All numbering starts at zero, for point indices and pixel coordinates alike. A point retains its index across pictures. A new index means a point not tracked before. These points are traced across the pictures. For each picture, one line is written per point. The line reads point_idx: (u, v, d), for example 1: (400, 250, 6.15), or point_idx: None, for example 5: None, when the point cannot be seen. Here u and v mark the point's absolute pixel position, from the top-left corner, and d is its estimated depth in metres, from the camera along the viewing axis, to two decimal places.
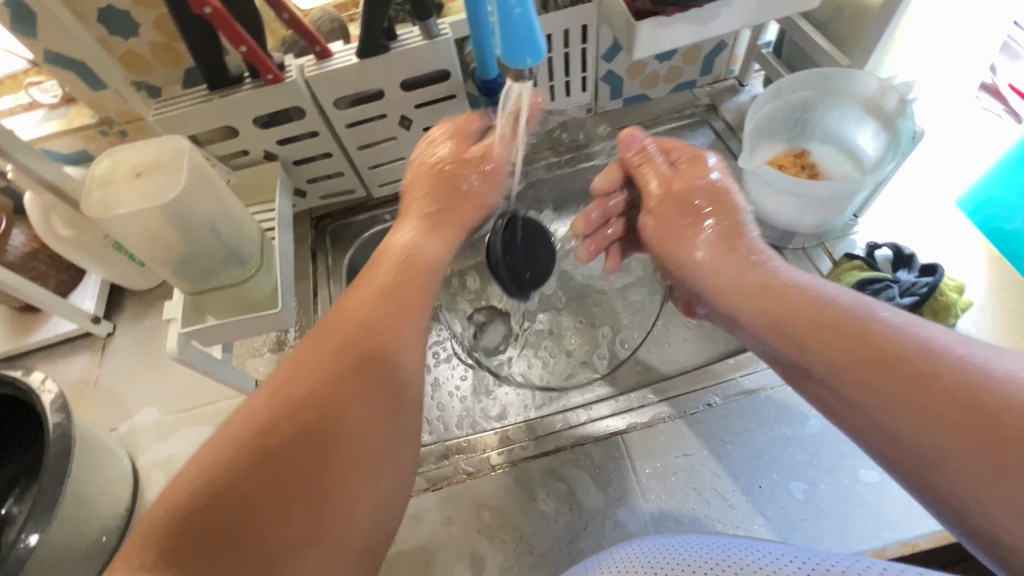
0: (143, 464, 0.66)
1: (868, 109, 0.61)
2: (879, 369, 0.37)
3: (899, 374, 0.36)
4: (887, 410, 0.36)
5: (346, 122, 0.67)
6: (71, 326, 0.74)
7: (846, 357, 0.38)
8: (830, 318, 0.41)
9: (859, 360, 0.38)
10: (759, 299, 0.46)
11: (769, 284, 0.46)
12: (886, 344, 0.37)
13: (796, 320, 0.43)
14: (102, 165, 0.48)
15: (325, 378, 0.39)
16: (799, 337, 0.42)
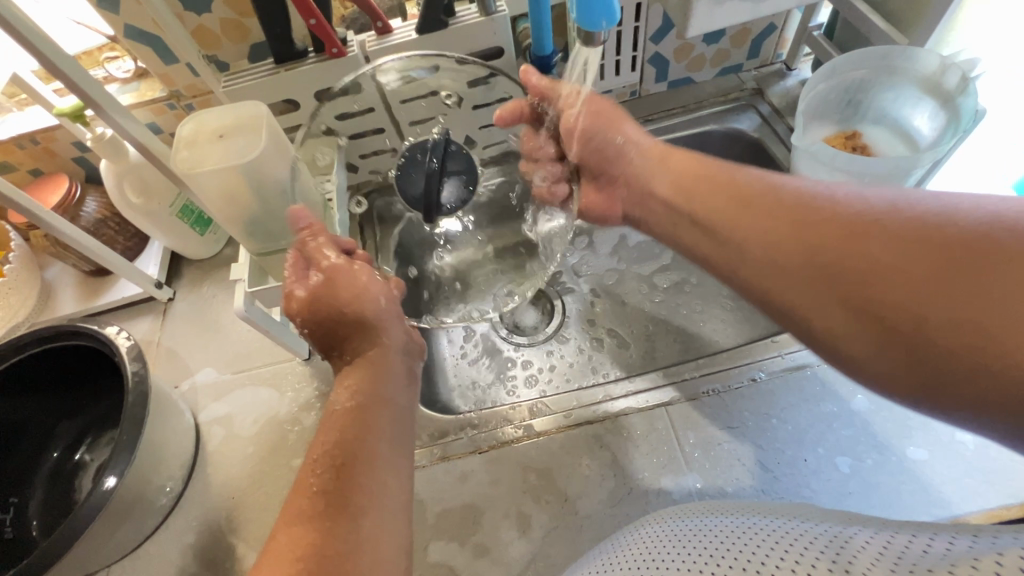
0: (203, 420, 0.69)
1: (926, 88, 0.60)
2: (792, 228, 0.41)
3: (817, 227, 0.40)
4: (801, 264, 0.40)
5: (400, 98, 0.70)
6: (136, 290, 0.78)
7: (744, 220, 0.45)
8: (754, 192, 0.46)
9: (755, 218, 0.45)
10: (676, 176, 0.55)
11: (709, 176, 0.52)
12: (788, 202, 0.43)
13: (725, 200, 0.48)
14: (188, 126, 0.50)
15: (325, 464, 0.40)
16: (718, 216, 0.48)
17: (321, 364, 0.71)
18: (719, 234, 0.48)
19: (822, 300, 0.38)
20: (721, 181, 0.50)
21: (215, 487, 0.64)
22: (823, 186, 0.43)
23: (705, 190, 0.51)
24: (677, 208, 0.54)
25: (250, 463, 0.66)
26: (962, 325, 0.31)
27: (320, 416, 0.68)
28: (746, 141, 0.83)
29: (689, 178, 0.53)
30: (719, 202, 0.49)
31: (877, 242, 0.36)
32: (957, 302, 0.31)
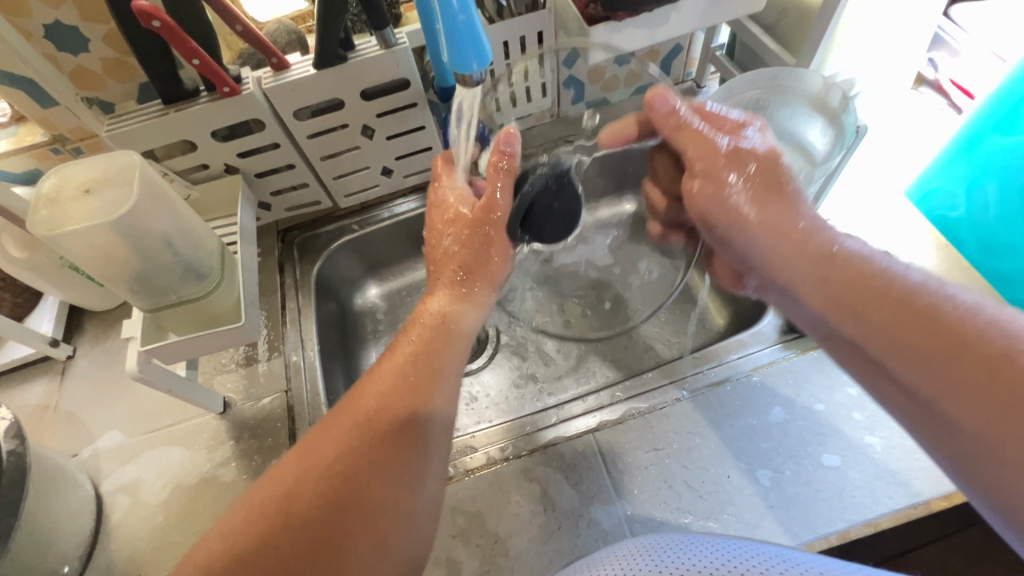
0: (107, 490, 0.64)
1: (816, 106, 0.63)
2: (942, 356, 0.37)
3: (987, 368, 0.35)
4: (951, 398, 0.36)
5: (307, 133, 0.67)
6: (28, 351, 0.71)
7: (929, 363, 0.38)
8: (898, 296, 0.41)
9: (944, 370, 0.37)
10: (827, 278, 0.45)
11: (851, 265, 0.44)
12: (980, 354, 0.36)
13: (866, 300, 0.42)
14: (49, 181, 0.46)
15: (361, 434, 0.42)
16: (864, 317, 0.42)
17: (238, 416, 0.67)
18: (889, 368, 0.41)
19: (969, 440, 0.36)
20: (856, 276, 0.43)
21: (119, 563, 0.59)
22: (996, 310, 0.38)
23: (834, 289, 0.44)
24: (797, 292, 0.47)
25: (160, 533, 0.60)
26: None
27: (237, 474, 0.63)
28: None
29: (849, 292, 0.43)
30: (838, 300, 0.44)
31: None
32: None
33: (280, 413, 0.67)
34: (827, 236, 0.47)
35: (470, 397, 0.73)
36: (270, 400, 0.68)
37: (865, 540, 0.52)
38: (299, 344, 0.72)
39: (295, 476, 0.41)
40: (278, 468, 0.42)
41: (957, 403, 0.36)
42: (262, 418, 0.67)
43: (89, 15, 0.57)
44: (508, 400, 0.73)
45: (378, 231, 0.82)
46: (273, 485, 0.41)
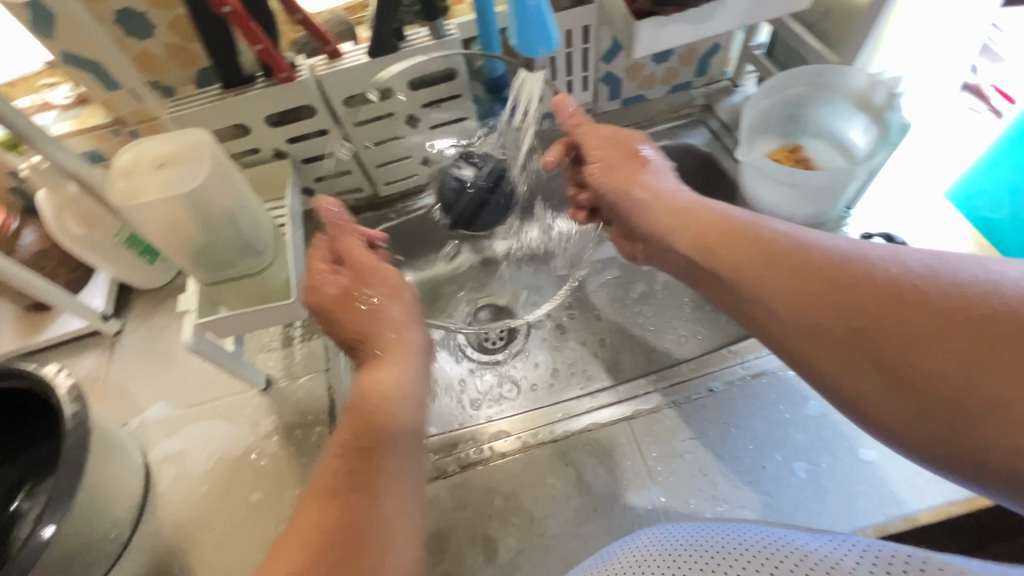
0: (154, 459, 0.66)
1: (858, 104, 0.63)
2: (784, 275, 0.42)
3: (824, 282, 0.40)
4: (786, 304, 0.41)
5: (355, 120, 0.69)
6: (81, 324, 0.74)
7: (765, 278, 0.43)
8: (742, 232, 0.46)
9: (776, 279, 0.42)
10: (687, 224, 0.51)
11: (709, 216, 0.50)
12: (804, 260, 0.42)
13: (718, 240, 0.47)
14: (125, 156, 0.49)
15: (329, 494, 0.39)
16: (723, 259, 0.46)
17: (280, 393, 0.69)
18: (736, 287, 0.46)
19: (803, 341, 0.41)
20: (713, 224, 0.49)
21: (166, 529, 0.61)
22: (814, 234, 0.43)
23: (701, 236, 0.49)
24: (669, 246, 0.52)
25: (205, 502, 0.63)
26: (947, 382, 0.33)
27: (279, 448, 0.65)
28: (698, 155, 0.86)
29: (709, 233, 0.48)
30: (700, 244, 0.49)
31: (879, 298, 0.37)
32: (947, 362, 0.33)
33: (320, 391, 0.69)
34: (687, 198, 0.53)
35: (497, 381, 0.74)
36: (311, 379, 0.70)
37: (902, 535, 0.52)
38: None
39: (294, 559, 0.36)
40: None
41: (802, 314, 0.40)
42: (303, 396, 0.69)
43: (157, 2, 0.59)
44: (538, 386, 0.73)
45: None
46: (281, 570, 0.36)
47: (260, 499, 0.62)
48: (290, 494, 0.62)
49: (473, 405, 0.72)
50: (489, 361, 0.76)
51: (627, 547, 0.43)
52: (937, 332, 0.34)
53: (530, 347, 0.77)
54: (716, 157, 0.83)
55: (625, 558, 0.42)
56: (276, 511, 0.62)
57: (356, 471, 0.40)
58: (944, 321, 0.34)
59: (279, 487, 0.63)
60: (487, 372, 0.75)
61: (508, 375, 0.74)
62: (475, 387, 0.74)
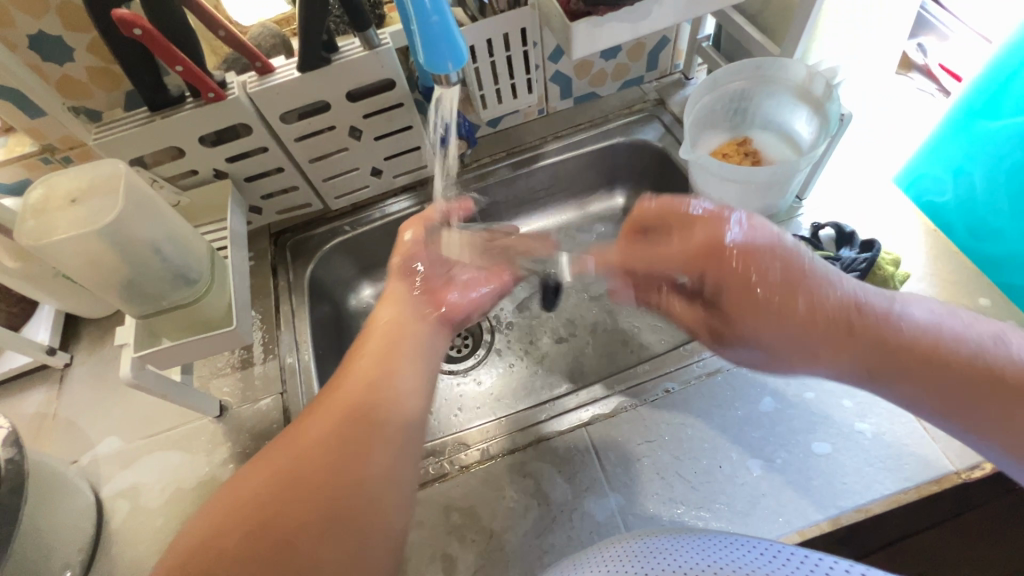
0: (107, 494, 0.64)
1: (800, 96, 0.63)
2: (824, 333, 0.47)
3: (864, 344, 0.45)
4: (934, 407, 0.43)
5: (295, 136, 0.68)
6: (25, 360, 0.72)
7: (916, 378, 0.43)
8: (782, 287, 0.49)
9: (926, 380, 0.43)
10: (803, 316, 0.48)
11: (827, 301, 0.47)
12: (950, 358, 0.42)
13: (845, 333, 0.46)
14: (35, 193, 0.47)
15: (345, 418, 0.43)
16: (864, 361, 0.45)
17: (235, 419, 0.68)
18: (874, 383, 0.45)
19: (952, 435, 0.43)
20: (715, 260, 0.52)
21: (122, 566, 0.60)
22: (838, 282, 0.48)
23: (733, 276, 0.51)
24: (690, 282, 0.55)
25: (161, 537, 0.61)
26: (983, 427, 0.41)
27: (236, 475, 0.64)
28: (653, 151, 0.85)
29: (823, 327, 0.47)
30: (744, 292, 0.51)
31: (911, 358, 0.43)
32: (985, 413, 0.40)
33: (277, 414, 0.68)
34: (784, 246, 0.50)
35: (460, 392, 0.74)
36: (266, 402, 0.69)
37: (856, 525, 0.53)
38: (294, 347, 0.73)
39: (286, 447, 0.41)
40: (269, 458, 0.41)
41: (842, 360, 0.46)
42: (259, 420, 0.67)
43: (73, 25, 0.57)
44: (500, 395, 0.73)
45: (369, 232, 0.83)
46: (262, 479, 0.39)
47: None
48: None
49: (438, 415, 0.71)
50: (454, 372, 0.75)
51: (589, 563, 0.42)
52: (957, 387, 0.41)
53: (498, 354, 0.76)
54: (670, 152, 0.83)
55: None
56: None
57: (362, 419, 0.43)
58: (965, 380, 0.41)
59: None
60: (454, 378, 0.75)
61: (472, 385, 0.74)
62: (441, 397, 0.74)
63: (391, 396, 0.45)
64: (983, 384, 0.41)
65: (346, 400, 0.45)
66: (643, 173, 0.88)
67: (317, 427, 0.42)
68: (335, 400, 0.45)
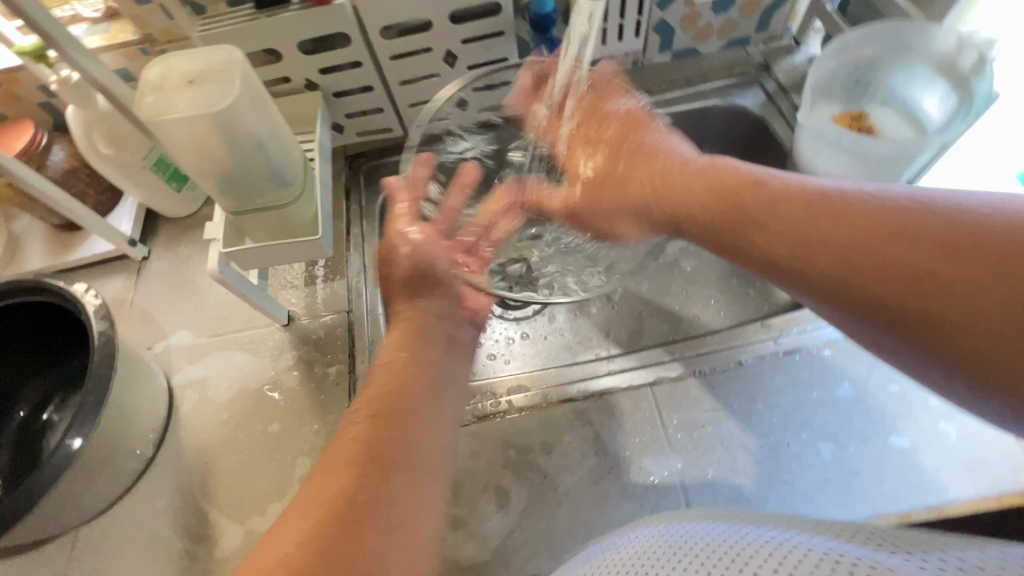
0: (177, 383, 0.67)
1: (938, 69, 0.58)
2: (775, 242, 0.38)
3: (810, 250, 0.36)
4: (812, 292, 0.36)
5: (391, 54, 0.66)
6: (109, 247, 0.75)
7: (824, 269, 0.35)
8: (794, 208, 0.38)
9: (805, 259, 0.36)
10: (707, 176, 0.46)
11: (725, 171, 0.45)
12: (907, 234, 0.32)
13: (738, 199, 0.42)
14: (154, 70, 0.47)
15: (363, 416, 0.37)
16: (733, 240, 0.42)
17: (301, 330, 0.69)
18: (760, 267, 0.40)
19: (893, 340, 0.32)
20: (739, 192, 0.42)
21: (188, 450, 0.63)
22: (768, 184, 0.41)
23: (710, 190, 0.45)
24: (648, 209, 0.52)
25: (225, 430, 0.63)
26: (959, 341, 0.29)
27: (299, 383, 0.66)
28: (748, 119, 0.81)
29: (729, 184, 0.43)
30: (716, 219, 0.43)
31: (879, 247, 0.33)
32: (898, 295, 0.31)
33: (341, 331, 0.69)
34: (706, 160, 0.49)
35: (512, 339, 0.72)
36: (332, 318, 0.70)
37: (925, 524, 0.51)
38: (362, 269, 0.73)
39: (317, 486, 0.34)
40: (302, 493, 0.34)
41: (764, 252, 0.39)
42: (324, 334, 0.68)
43: None
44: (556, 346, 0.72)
45: None
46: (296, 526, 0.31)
47: (278, 430, 0.63)
48: (308, 427, 0.63)
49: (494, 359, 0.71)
50: (510, 316, 0.74)
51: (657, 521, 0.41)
52: (977, 302, 0.28)
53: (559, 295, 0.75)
54: (767, 121, 0.78)
55: (656, 525, 0.40)
56: (293, 443, 0.62)
57: (380, 415, 0.37)
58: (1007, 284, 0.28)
59: (297, 420, 0.63)
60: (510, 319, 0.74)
61: (526, 333, 0.73)
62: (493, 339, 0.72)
63: (403, 356, 0.42)
64: (902, 262, 0.31)
65: (386, 376, 0.40)
66: (734, 142, 0.84)
67: (339, 472, 0.34)
68: (381, 373, 0.41)
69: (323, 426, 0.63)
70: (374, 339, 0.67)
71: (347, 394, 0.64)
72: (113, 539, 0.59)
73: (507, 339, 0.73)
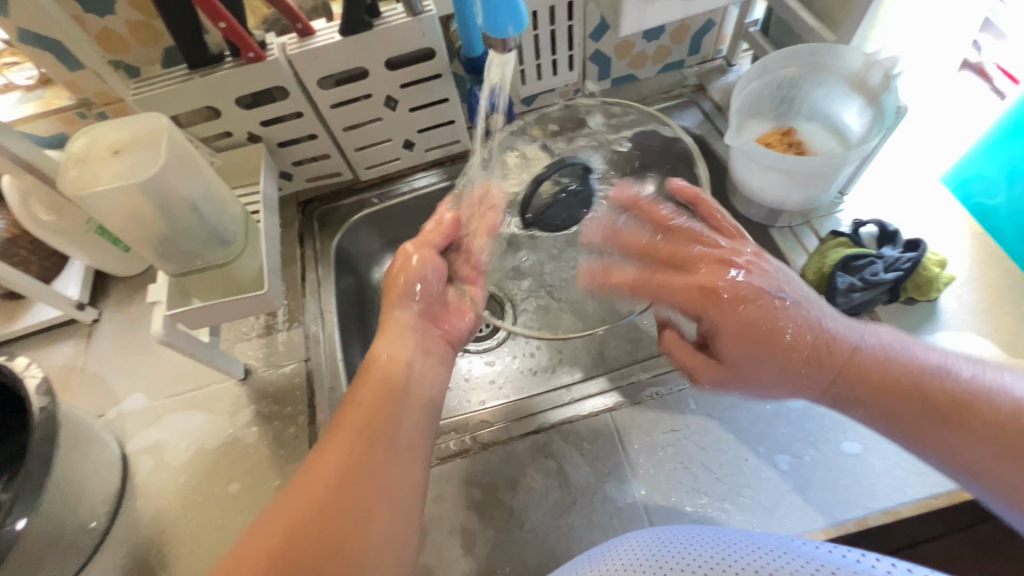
0: (132, 450, 0.65)
1: (853, 86, 0.61)
2: (854, 380, 0.46)
3: (879, 392, 0.45)
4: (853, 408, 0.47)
5: (330, 103, 0.67)
6: (56, 313, 0.73)
7: (846, 382, 0.47)
8: (834, 355, 0.47)
9: (885, 398, 0.45)
10: (766, 346, 0.48)
11: (762, 315, 0.48)
12: (898, 380, 0.45)
13: (791, 355, 0.48)
14: (79, 143, 0.46)
15: (349, 452, 0.44)
16: (783, 355, 0.48)
17: (259, 383, 0.68)
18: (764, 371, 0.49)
19: (948, 442, 0.43)
20: (822, 351, 0.47)
21: (145, 519, 0.61)
22: (789, 315, 0.48)
23: (773, 357, 0.48)
24: (751, 334, 0.48)
25: (184, 494, 0.62)
26: (958, 440, 0.42)
27: (258, 438, 0.64)
28: (690, 138, 0.83)
29: (750, 335, 0.48)
30: (776, 358, 0.48)
31: (914, 402, 0.44)
32: (925, 424, 0.44)
33: (300, 381, 0.68)
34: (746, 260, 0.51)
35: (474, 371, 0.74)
36: (290, 367, 0.69)
37: (882, 527, 0.52)
38: (319, 315, 0.73)
39: (307, 478, 0.42)
40: (296, 483, 0.43)
41: (810, 389, 0.48)
42: (282, 385, 0.67)
43: None
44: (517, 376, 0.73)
45: (397, 205, 0.82)
46: (278, 511, 0.41)
47: (238, 489, 0.62)
48: (269, 484, 0.61)
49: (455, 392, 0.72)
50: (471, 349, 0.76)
51: (614, 550, 0.41)
52: (937, 436, 0.43)
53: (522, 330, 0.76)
54: (707, 140, 0.81)
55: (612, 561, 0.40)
56: (254, 501, 0.61)
57: (379, 429, 0.46)
58: (987, 441, 0.41)
59: (257, 477, 0.62)
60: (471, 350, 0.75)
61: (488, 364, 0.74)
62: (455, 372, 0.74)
63: (390, 360, 0.51)
64: (909, 397, 0.44)
65: (380, 376, 0.50)
66: None
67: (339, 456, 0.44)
68: (370, 373, 0.50)
69: (284, 481, 0.61)
70: (333, 386, 0.67)
71: (308, 445, 0.63)
72: None
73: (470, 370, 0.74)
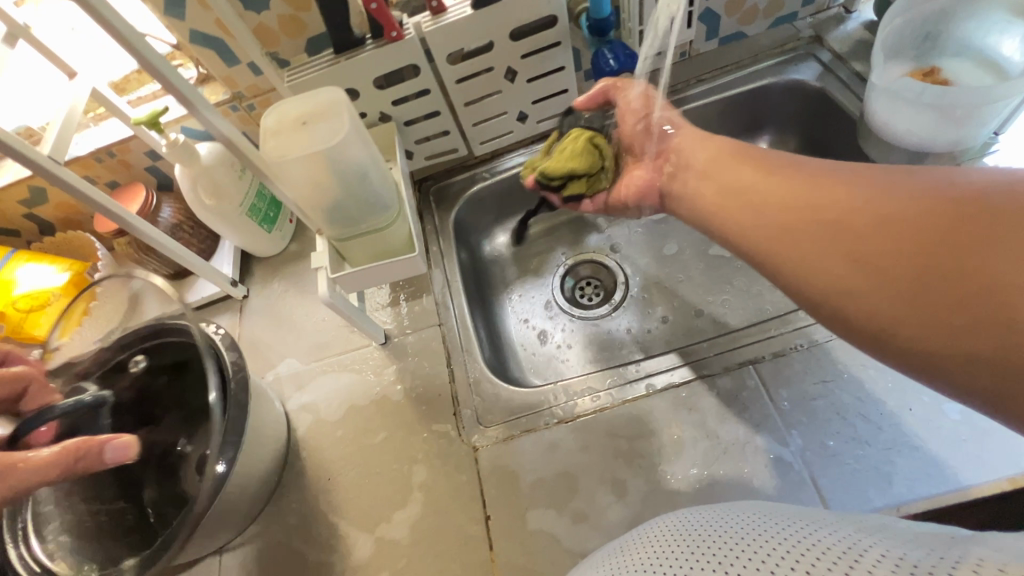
0: (292, 408, 0.72)
1: (1016, 11, 0.57)
2: (869, 242, 0.37)
3: (815, 224, 0.41)
4: (805, 268, 0.41)
5: (456, 78, 0.70)
6: (214, 290, 0.81)
7: (804, 236, 0.42)
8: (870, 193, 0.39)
9: (809, 240, 0.41)
10: (746, 197, 0.48)
11: (779, 184, 0.46)
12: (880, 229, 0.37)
13: (814, 219, 0.42)
14: (271, 118, 0.53)
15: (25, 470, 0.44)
16: (772, 244, 0.44)
17: (397, 346, 0.73)
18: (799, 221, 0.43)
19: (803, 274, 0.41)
20: (819, 204, 0.42)
21: (312, 467, 0.67)
22: (936, 188, 0.36)
23: (837, 231, 0.40)
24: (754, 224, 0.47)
25: (343, 447, 0.67)
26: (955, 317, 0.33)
27: (403, 396, 0.69)
28: (807, 92, 0.80)
29: (772, 207, 0.45)
30: (786, 224, 0.43)
31: (963, 294, 0.32)
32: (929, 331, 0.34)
33: (435, 345, 0.72)
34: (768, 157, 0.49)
35: (574, 338, 0.81)
36: (425, 332, 0.73)
37: None
38: (446, 285, 0.77)
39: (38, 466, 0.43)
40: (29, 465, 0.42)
41: (818, 248, 0.40)
42: (420, 347, 0.72)
43: None
44: (623, 341, 0.79)
45: (507, 179, 0.85)
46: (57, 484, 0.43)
47: (388, 440, 0.66)
48: (418, 437, 0.65)
49: (551, 358, 0.80)
50: (577, 316, 0.83)
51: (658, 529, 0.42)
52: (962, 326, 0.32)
53: (620, 311, 0.82)
54: (829, 92, 0.78)
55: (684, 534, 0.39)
56: (407, 453, 0.65)
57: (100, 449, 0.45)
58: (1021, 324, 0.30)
59: (406, 430, 0.66)
60: (562, 325, 0.83)
61: (586, 331, 0.82)
62: (555, 344, 0.81)
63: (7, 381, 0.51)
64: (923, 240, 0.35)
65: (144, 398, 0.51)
66: (792, 118, 0.84)
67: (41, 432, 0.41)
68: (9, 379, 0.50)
69: (432, 434, 0.65)
70: (467, 347, 0.70)
71: (451, 402, 0.67)
72: (253, 556, 0.62)
73: (569, 337, 0.81)
